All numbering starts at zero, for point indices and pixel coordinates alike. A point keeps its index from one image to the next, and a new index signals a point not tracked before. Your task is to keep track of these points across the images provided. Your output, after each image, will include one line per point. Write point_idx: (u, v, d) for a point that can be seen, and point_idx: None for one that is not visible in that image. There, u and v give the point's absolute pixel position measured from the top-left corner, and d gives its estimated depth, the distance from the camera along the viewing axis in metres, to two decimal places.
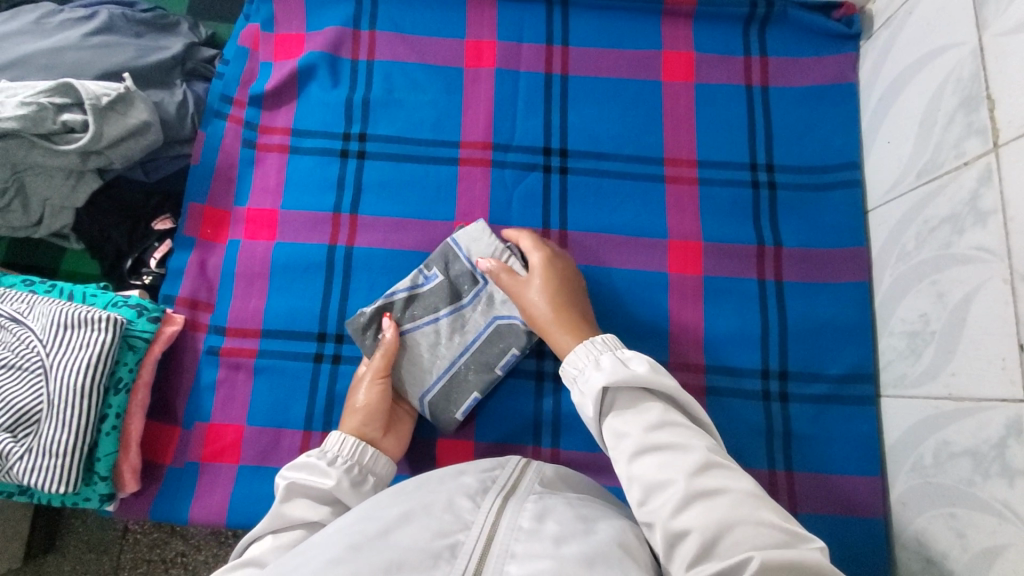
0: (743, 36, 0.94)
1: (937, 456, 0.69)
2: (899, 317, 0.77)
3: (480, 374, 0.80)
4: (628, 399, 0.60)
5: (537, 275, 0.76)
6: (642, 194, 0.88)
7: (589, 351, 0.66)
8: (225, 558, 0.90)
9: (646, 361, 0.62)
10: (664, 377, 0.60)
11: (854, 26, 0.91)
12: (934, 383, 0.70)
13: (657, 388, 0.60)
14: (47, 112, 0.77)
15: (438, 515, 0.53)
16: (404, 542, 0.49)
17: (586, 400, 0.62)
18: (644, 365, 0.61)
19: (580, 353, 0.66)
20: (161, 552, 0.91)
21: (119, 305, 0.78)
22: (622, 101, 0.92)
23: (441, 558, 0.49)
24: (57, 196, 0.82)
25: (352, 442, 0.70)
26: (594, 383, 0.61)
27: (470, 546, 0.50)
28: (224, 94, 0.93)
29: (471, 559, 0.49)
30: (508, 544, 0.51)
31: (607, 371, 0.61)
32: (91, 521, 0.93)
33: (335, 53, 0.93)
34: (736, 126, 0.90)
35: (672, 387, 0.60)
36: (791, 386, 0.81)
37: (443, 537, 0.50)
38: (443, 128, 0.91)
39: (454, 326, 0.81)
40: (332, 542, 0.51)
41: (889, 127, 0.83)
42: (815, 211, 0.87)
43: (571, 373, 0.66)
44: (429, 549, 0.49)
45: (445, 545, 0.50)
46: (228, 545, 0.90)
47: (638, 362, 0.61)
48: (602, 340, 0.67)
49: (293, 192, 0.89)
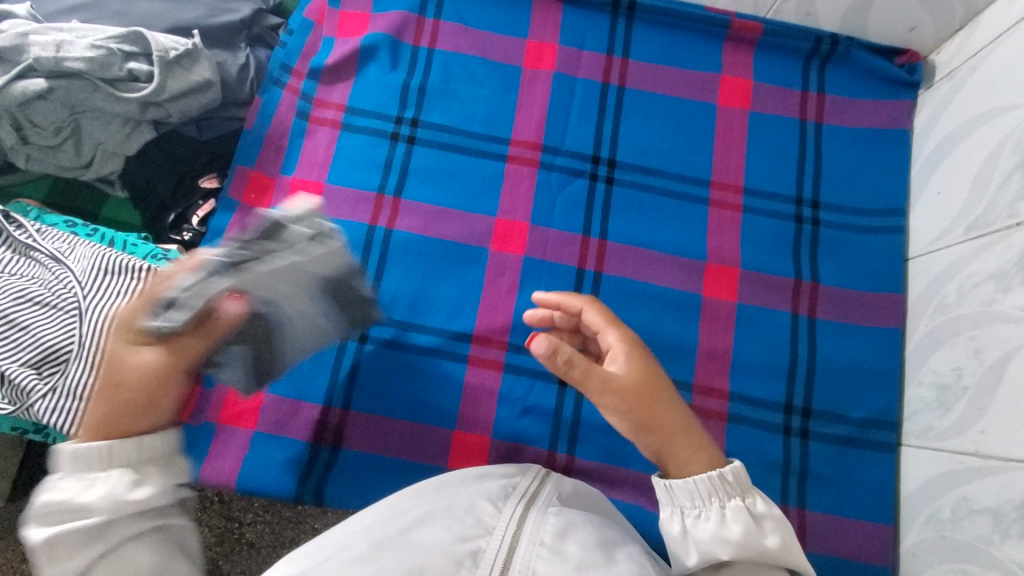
0: (803, 70, 0.94)
1: (955, 512, 0.69)
2: (930, 368, 0.77)
3: (353, 273, 0.67)
4: (747, 567, 0.58)
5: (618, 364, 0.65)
6: (684, 214, 0.88)
7: (712, 490, 0.59)
8: (205, 521, 0.91)
9: (780, 527, 0.59)
10: (795, 554, 0.58)
11: (915, 74, 0.91)
12: (961, 439, 0.70)
13: (784, 562, 0.58)
14: (115, 58, 0.79)
15: (459, 517, 0.54)
16: (426, 544, 0.51)
17: (689, 545, 0.59)
18: (776, 537, 0.58)
19: (699, 488, 0.59)
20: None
21: (158, 257, 0.80)
22: (675, 119, 0.92)
23: (462, 567, 0.50)
24: (112, 141, 0.83)
25: (80, 450, 0.54)
26: (712, 547, 0.58)
27: (492, 554, 0.51)
28: (285, 63, 0.93)
29: (492, 569, 0.50)
30: (528, 562, 0.51)
31: (735, 543, 0.57)
32: None
33: (398, 37, 0.94)
34: (785, 160, 0.90)
35: (795, 562, 0.58)
36: (813, 424, 0.81)
37: (465, 543, 0.51)
38: (495, 124, 0.91)
39: (299, 271, 0.61)
40: (356, 539, 0.52)
41: (939, 179, 0.83)
42: (856, 251, 0.87)
43: (681, 502, 0.60)
44: (451, 554, 0.50)
45: (467, 552, 0.51)
46: (211, 509, 0.91)
47: (770, 529, 0.58)
48: (733, 476, 0.59)
49: (340, 168, 0.89)
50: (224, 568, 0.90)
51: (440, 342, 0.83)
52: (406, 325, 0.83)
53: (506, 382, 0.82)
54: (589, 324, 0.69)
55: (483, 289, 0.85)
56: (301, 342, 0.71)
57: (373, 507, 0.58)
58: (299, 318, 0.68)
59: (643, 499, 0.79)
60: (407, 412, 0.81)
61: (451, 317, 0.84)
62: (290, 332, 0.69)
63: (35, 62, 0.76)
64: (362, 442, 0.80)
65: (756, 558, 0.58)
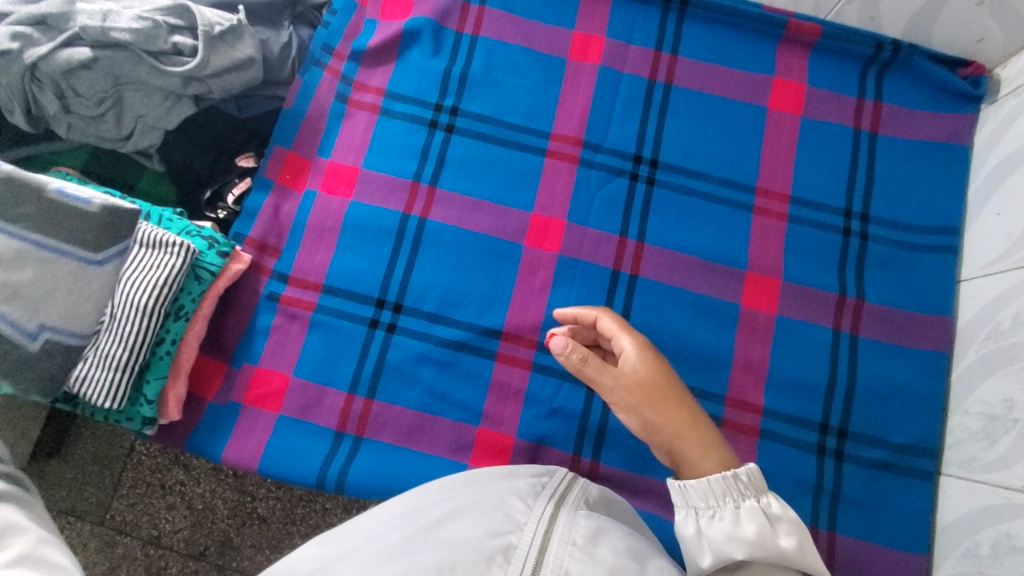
0: (859, 76, 0.90)
1: (995, 548, 0.67)
2: (978, 397, 0.74)
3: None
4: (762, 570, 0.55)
5: (627, 362, 0.69)
6: (727, 221, 0.85)
7: (727, 490, 0.58)
8: (222, 495, 0.92)
9: (796, 530, 0.56)
10: (815, 559, 0.55)
11: (980, 88, 0.87)
12: (1008, 473, 0.67)
13: (803, 566, 0.55)
14: (161, 31, 0.78)
15: (490, 513, 0.53)
16: (458, 537, 0.50)
17: (702, 546, 0.58)
18: (793, 539, 0.55)
19: (713, 487, 0.58)
20: (161, 477, 0.92)
21: (192, 234, 0.79)
22: (722, 121, 0.89)
23: (494, 563, 0.48)
24: (152, 114, 0.82)
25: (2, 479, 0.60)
26: (724, 544, 0.56)
27: (525, 550, 0.50)
28: (327, 44, 0.92)
29: (524, 567, 0.49)
30: (561, 562, 0.49)
31: (746, 541, 0.55)
32: (99, 433, 0.93)
33: (441, 22, 0.92)
34: (836, 169, 0.87)
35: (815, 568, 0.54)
36: (848, 446, 0.78)
37: (497, 538, 0.50)
38: (536, 117, 0.89)
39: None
40: (387, 531, 0.52)
41: (1000, 199, 0.79)
42: (905, 270, 0.83)
43: (695, 502, 0.59)
44: (481, 550, 0.49)
45: (499, 548, 0.50)
46: (227, 484, 0.92)
47: (786, 531, 0.55)
48: (746, 476, 0.58)
49: (376, 153, 0.88)
50: (235, 540, 0.91)
51: (468, 337, 0.82)
52: (435, 317, 0.82)
53: (533, 380, 0.81)
54: (605, 330, 0.72)
55: (514, 285, 0.83)
56: (60, 301, 0.68)
57: (401, 498, 0.58)
58: (36, 284, 0.67)
59: (667, 510, 0.77)
60: (431, 406, 0.80)
61: (481, 311, 0.82)
62: (39, 310, 0.68)
63: (81, 31, 0.76)
64: (384, 433, 0.80)
65: (774, 561, 0.55)
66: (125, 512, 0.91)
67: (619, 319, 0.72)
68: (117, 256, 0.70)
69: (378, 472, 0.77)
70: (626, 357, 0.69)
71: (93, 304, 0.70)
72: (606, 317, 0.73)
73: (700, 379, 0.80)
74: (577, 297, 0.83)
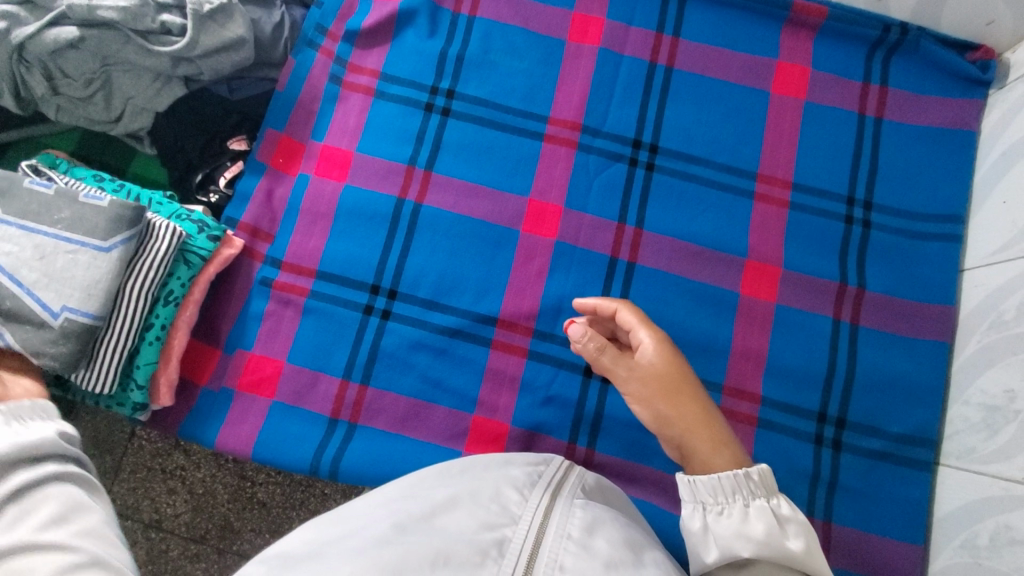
0: (865, 60, 0.88)
1: (993, 539, 0.66)
2: (978, 388, 0.73)
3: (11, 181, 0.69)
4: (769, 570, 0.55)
5: (645, 356, 0.67)
6: (727, 207, 0.84)
7: (736, 487, 0.58)
8: (222, 480, 0.92)
9: (804, 532, 0.55)
10: (821, 562, 0.54)
11: (988, 73, 0.84)
12: (1008, 465, 0.67)
13: (808, 568, 0.54)
14: (148, 9, 0.77)
15: (484, 504, 0.52)
16: (451, 529, 0.49)
17: (708, 541, 0.57)
18: (800, 541, 0.55)
19: (722, 484, 0.58)
20: (161, 462, 0.92)
21: (182, 218, 0.78)
22: (724, 106, 0.87)
23: (488, 557, 0.48)
24: (141, 96, 0.82)
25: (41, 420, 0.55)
26: (732, 541, 0.55)
27: (518, 544, 0.50)
28: (320, 24, 0.90)
29: (517, 561, 0.48)
30: (555, 555, 0.49)
31: (755, 540, 0.55)
32: (99, 418, 0.93)
33: (437, 3, 0.90)
34: (839, 155, 0.85)
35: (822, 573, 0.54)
36: (846, 435, 0.77)
37: (491, 532, 0.50)
38: (534, 100, 0.87)
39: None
40: (380, 518, 0.51)
41: (1006, 187, 0.77)
42: (907, 259, 0.82)
43: (703, 497, 0.58)
44: (476, 543, 0.48)
45: (492, 541, 0.49)
46: (228, 469, 0.92)
47: (795, 532, 0.55)
48: (757, 476, 0.58)
49: (370, 136, 0.86)
50: (235, 524, 0.91)
51: (463, 323, 0.81)
52: (430, 304, 0.81)
53: (528, 368, 0.80)
54: (622, 324, 0.70)
55: (510, 271, 0.82)
56: (78, 285, 0.68)
57: (395, 484, 0.58)
58: (58, 269, 0.68)
59: (662, 498, 0.77)
60: (426, 393, 0.80)
61: (477, 298, 0.81)
62: (63, 292, 0.68)
63: (68, 10, 0.74)
64: (379, 419, 0.79)
65: (779, 561, 0.54)
66: (126, 496, 0.91)
67: (641, 312, 0.70)
68: (125, 241, 0.69)
69: (373, 458, 0.77)
70: (645, 351, 0.67)
71: (109, 290, 0.69)
72: (626, 310, 0.70)
73: (698, 367, 0.79)
74: (574, 285, 0.82)
